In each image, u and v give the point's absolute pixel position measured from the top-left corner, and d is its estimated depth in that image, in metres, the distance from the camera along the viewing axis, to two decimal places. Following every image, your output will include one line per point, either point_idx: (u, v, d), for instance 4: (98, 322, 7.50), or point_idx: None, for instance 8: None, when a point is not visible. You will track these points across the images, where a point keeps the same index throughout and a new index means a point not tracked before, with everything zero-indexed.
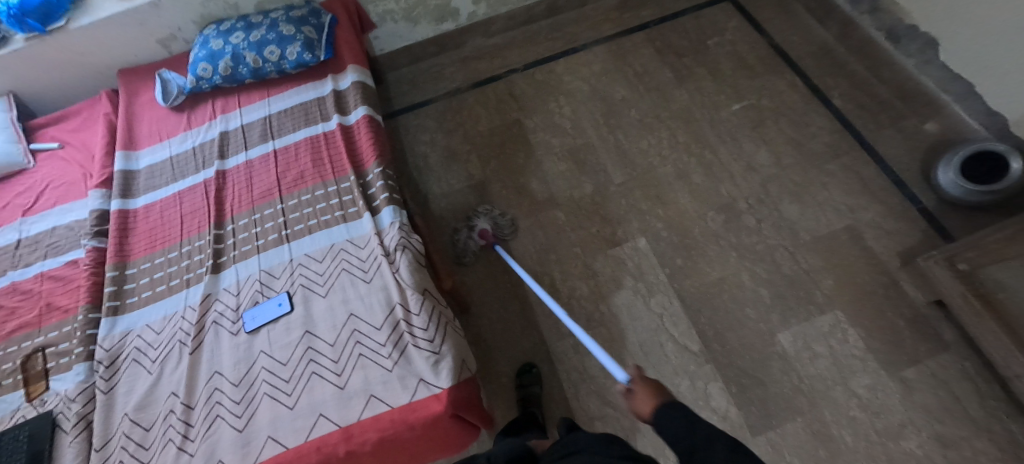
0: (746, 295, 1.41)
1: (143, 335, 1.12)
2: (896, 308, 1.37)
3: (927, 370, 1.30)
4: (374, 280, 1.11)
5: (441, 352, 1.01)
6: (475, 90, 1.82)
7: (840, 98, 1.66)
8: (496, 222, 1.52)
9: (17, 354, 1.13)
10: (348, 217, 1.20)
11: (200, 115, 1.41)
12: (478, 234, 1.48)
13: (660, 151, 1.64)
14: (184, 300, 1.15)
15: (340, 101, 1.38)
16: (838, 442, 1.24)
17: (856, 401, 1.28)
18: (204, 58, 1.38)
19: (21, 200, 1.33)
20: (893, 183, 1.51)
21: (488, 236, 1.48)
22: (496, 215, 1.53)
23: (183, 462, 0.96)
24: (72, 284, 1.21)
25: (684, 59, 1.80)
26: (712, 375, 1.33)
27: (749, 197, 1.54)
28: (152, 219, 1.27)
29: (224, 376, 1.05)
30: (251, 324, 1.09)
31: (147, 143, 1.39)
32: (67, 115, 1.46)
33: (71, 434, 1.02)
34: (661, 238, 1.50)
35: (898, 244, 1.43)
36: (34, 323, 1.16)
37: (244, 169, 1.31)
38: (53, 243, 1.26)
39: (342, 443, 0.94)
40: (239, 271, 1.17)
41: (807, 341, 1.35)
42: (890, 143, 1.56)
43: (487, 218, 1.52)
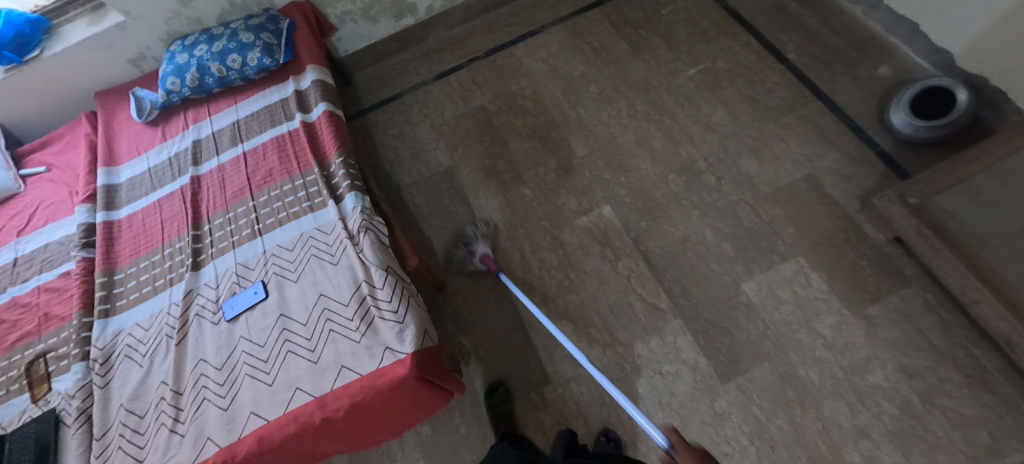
0: (710, 251, 1.45)
1: (133, 333, 1.20)
2: (858, 249, 1.40)
3: (890, 306, 1.32)
4: (341, 262, 1.18)
5: (405, 321, 1.08)
6: (439, 81, 1.87)
7: (794, 52, 1.67)
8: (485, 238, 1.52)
9: (21, 362, 1.21)
10: (315, 207, 1.27)
11: (174, 127, 1.49)
12: (479, 258, 1.46)
13: (620, 121, 1.68)
14: (168, 298, 1.23)
15: (302, 101, 1.45)
16: (804, 381, 1.28)
17: (822, 342, 1.32)
18: (172, 73, 1.46)
19: (16, 222, 1.42)
20: (849, 129, 1.52)
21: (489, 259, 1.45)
22: (483, 231, 1.53)
23: (176, 442, 1.05)
24: (65, 294, 1.29)
25: (639, 31, 1.83)
26: (680, 329, 1.38)
27: (708, 156, 1.58)
28: (135, 227, 1.35)
29: (208, 362, 1.13)
30: (231, 313, 1.17)
31: (126, 157, 1.47)
32: (51, 140, 1.55)
33: (73, 427, 1.10)
34: (625, 205, 1.55)
35: (857, 187, 1.45)
36: (34, 332, 1.25)
37: (217, 173, 1.38)
38: (47, 258, 1.35)
39: (318, 411, 1.01)
40: (217, 266, 1.24)
41: (771, 289, 1.39)
42: (846, 90, 1.57)
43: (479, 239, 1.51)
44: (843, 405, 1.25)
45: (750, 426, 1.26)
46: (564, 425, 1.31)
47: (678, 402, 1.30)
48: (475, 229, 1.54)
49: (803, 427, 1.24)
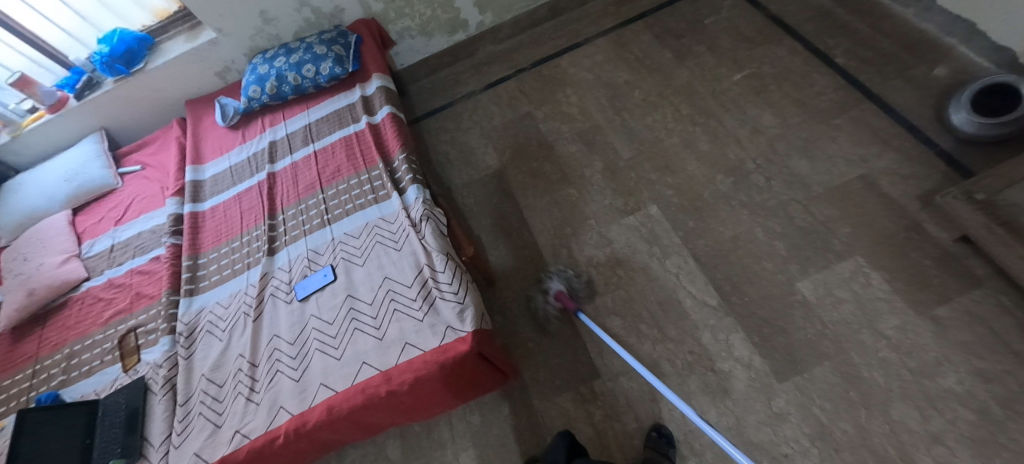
0: (760, 249, 1.44)
1: (214, 310, 1.32)
2: (920, 247, 1.34)
3: (960, 307, 1.25)
4: (404, 247, 1.26)
5: (465, 302, 1.12)
6: (489, 91, 1.98)
7: (843, 56, 1.67)
8: (570, 282, 1.46)
9: (114, 335, 1.34)
10: (379, 199, 1.37)
11: (252, 130, 1.65)
12: (554, 297, 1.43)
13: (665, 126, 1.72)
14: (246, 280, 1.35)
15: (367, 105, 1.57)
16: (869, 383, 1.22)
17: (886, 343, 1.25)
18: (253, 82, 1.62)
19: (114, 213, 1.61)
20: (905, 128, 1.49)
21: (564, 297, 1.41)
22: (570, 276, 1.47)
23: (251, 409, 1.12)
24: (154, 276, 1.43)
25: (683, 40, 1.88)
26: (732, 326, 1.36)
27: (757, 157, 1.58)
28: (218, 217, 1.50)
29: (281, 338, 1.22)
30: (302, 293, 1.26)
31: (210, 157, 1.64)
32: (146, 143, 1.77)
33: (159, 393, 1.20)
34: (672, 204, 1.57)
35: (917, 187, 1.41)
36: (127, 309, 1.38)
37: (291, 169, 1.52)
38: (140, 244, 1.51)
39: (384, 384, 1.06)
40: (290, 252, 1.36)
41: (829, 288, 1.35)
42: (900, 91, 1.55)
43: (558, 279, 1.47)
44: (913, 408, 1.17)
45: (810, 427, 1.20)
46: (613, 419, 1.31)
47: (731, 400, 1.27)
48: (560, 268, 1.50)
49: (869, 429, 1.17)
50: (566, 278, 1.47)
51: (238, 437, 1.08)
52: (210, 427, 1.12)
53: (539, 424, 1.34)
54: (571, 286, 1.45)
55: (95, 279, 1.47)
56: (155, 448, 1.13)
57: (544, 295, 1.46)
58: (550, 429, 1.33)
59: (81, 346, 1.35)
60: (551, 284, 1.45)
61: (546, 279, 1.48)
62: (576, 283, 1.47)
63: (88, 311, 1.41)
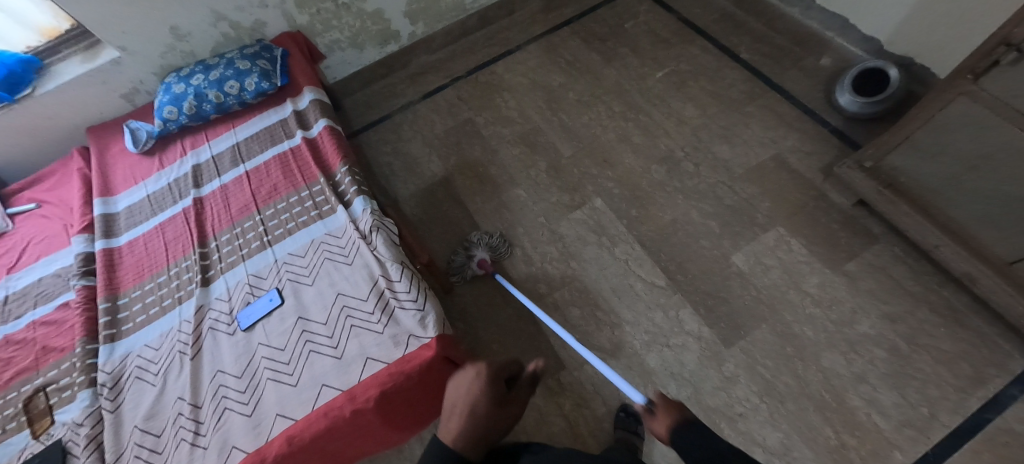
0: (697, 229, 1.56)
1: (143, 354, 1.19)
2: (828, 214, 1.52)
3: (865, 262, 1.43)
4: (355, 261, 1.22)
5: (426, 308, 1.11)
6: (426, 101, 1.99)
7: (747, 52, 1.86)
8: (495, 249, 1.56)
9: (18, 399, 1.16)
10: (323, 214, 1.32)
11: (171, 154, 1.54)
12: (476, 263, 1.54)
13: (600, 123, 1.81)
14: (178, 316, 1.23)
15: (301, 119, 1.52)
16: (801, 338, 1.35)
17: (810, 300, 1.40)
18: (168, 102, 1.51)
19: (5, 260, 1.41)
20: (804, 112, 1.69)
21: (486, 266, 1.54)
22: (497, 244, 1.56)
23: (198, 455, 1.02)
24: (65, 326, 1.26)
25: (607, 43, 2.01)
26: (681, 303, 1.45)
27: (684, 146, 1.71)
28: (137, 252, 1.37)
29: (227, 372, 1.12)
30: (247, 322, 1.18)
31: (122, 187, 1.50)
32: (40, 178, 1.58)
33: (82, 455, 1.06)
34: (615, 196, 1.65)
35: (819, 161, 1.60)
36: (31, 367, 1.21)
37: (220, 192, 1.42)
38: (42, 291, 1.33)
39: (347, 404, 1.01)
40: (228, 280, 1.26)
41: (759, 258, 1.48)
42: (796, 80, 1.75)
43: (483, 246, 1.56)
44: (839, 355, 1.32)
45: (758, 385, 1.31)
46: (582, 406, 1.34)
47: (687, 371, 1.35)
48: (483, 234, 1.58)
49: (806, 379, 1.30)
50: (491, 246, 1.56)
51: None
52: None
53: None
54: (495, 253, 1.55)
55: None
56: None
57: (466, 255, 1.55)
58: (524, 426, 1.34)
59: None
60: (476, 250, 1.54)
61: (471, 244, 1.57)
62: (500, 248, 1.56)
63: None
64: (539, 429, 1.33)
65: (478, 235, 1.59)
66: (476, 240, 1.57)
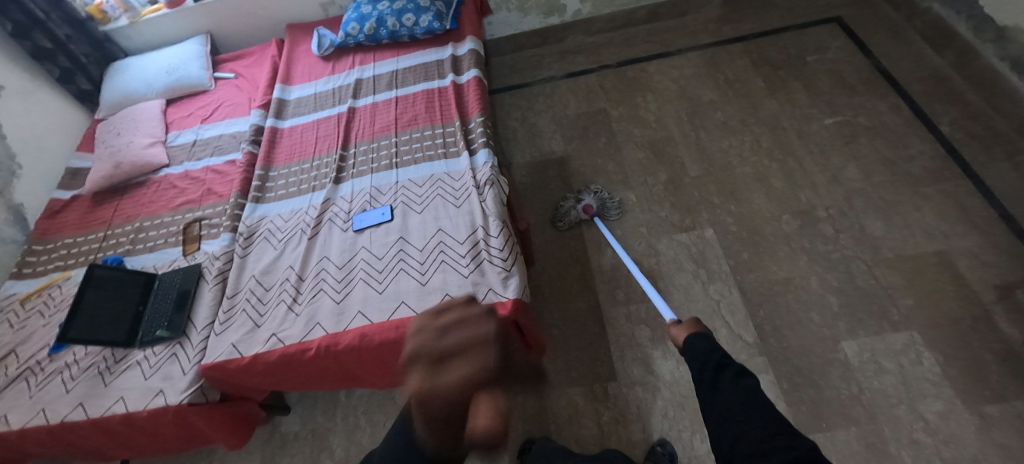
0: (811, 299, 1.40)
1: (274, 221, 1.39)
2: (984, 340, 1.27)
3: (1012, 410, 1.18)
4: (463, 205, 1.29)
5: (511, 271, 1.15)
6: (570, 80, 2.01)
7: (947, 126, 1.59)
8: (603, 202, 1.62)
9: (181, 222, 1.43)
10: (449, 155, 1.41)
11: (343, 65, 1.74)
12: (582, 207, 1.60)
13: (741, 153, 1.69)
14: (309, 201, 1.41)
15: (456, 64, 1.62)
16: (894, 460, 1.17)
17: (922, 425, 1.20)
18: (354, 19, 1.70)
19: (202, 113, 1.71)
20: (999, 215, 1.41)
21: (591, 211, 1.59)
22: (605, 197, 1.62)
23: (290, 318, 1.18)
24: (227, 178, 1.52)
25: (778, 72, 1.84)
26: (763, 367, 1.33)
27: (830, 207, 1.53)
28: (294, 137, 1.58)
29: (330, 261, 1.27)
30: (359, 225, 1.31)
31: (298, 81, 1.74)
32: (244, 55, 1.89)
33: (211, 283, 1.28)
34: (730, 232, 1.54)
35: (996, 277, 1.33)
36: (197, 201, 1.48)
37: (371, 108, 1.58)
38: (220, 146, 1.61)
39: (418, 327, 1.10)
40: (355, 185, 1.41)
41: (874, 355, 1.30)
42: (1001, 175, 1.46)
43: (592, 194, 1.63)
44: None
45: None
46: (621, 424, 1.31)
47: None
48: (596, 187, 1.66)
49: None
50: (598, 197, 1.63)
51: (273, 340, 1.14)
52: (250, 325, 1.19)
53: (546, 409, 1.37)
54: (601, 203, 1.61)
55: (175, 168, 1.58)
56: (198, 331, 1.20)
57: (573, 200, 1.63)
58: (556, 417, 1.35)
59: (150, 224, 1.45)
60: (583, 195, 1.62)
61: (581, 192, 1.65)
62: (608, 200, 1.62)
63: (162, 195, 1.52)
64: (570, 426, 1.33)
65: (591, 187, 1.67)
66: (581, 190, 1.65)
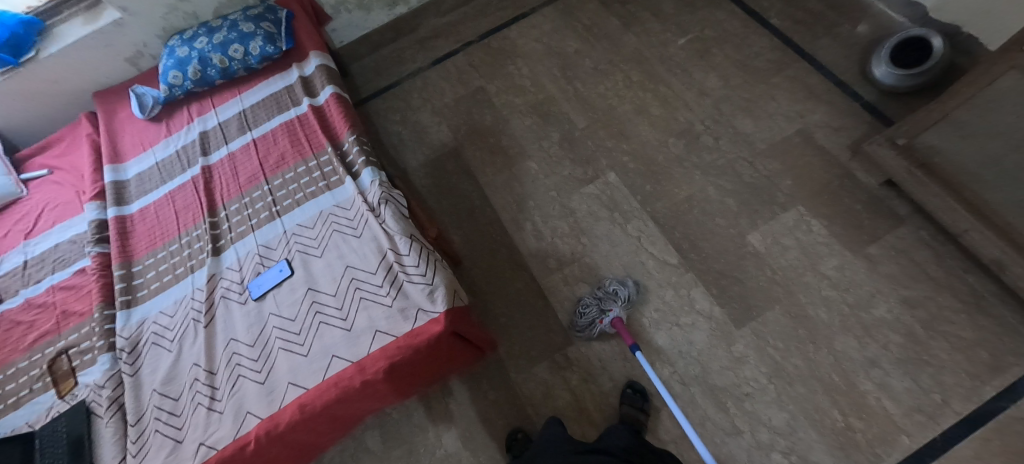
0: (714, 207, 1.51)
1: (158, 320, 1.22)
2: (852, 193, 1.45)
3: (888, 244, 1.37)
4: (364, 233, 1.21)
5: (435, 283, 1.10)
6: (436, 67, 1.93)
7: (777, 17, 1.74)
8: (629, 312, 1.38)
9: (42, 360, 1.20)
10: (331, 185, 1.30)
11: (178, 121, 1.53)
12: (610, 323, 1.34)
13: (617, 94, 1.74)
14: (191, 284, 1.25)
15: (308, 86, 1.49)
16: (815, 320, 1.32)
17: (827, 282, 1.36)
18: (173, 67, 1.49)
19: (22, 226, 1.43)
20: (835, 84, 1.59)
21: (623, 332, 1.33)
22: (624, 292, 1.39)
23: (214, 419, 1.06)
24: (82, 291, 1.29)
25: (627, 7, 1.91)
26: (693, 282, 1.42)
27: (705, 119, 1.64)
28: (149, 220, 1.38)
29: (239, 341, 1.15)
30: (258, 291, 1.19)
31: (131, 154, 1.50)
32: (51, 144, 1.59)
33: (106, 416, 1.11)
34: (629, 171, 1.60)
35: (847, 137, 1.51)
36: (53, 329, 1.25)
37: (228, 161, 1.41)
38: (59, 257, 1.36)
39: (357, 375, 1.03)
40: (239, 249, 1.27)
41: (776, 238, 1.43)
42: (828, 49, 1.64)
43: (617, 299, 1.38)
44: (853, 339, 1.29)
45: (767, 366, 1.29)
46: (589, 383, 1.35)
47: (696, 351, 1.34)
48: (615, 283, 1.40)
49: (818, 362, 1.28)
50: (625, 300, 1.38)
51: (202, 450, 1.02)
52: (170, 443, 1.05)
53: (518, 395, 1.36)
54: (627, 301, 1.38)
55: (10, 301, 1.32)
56: None
57: (597, 314, 1.36)
58: (530, 400, 1.35)
59: (3, 376, 1.20)
60: (610, 307, 1.36)
61: (602, 298, 1.38)
62: (630, 296, 1.40)
63: (6, 337, 1.26)
64: (546, 402, 1.34)
65: (608, 283, 1.41)
66: (602, 297, 1.39)
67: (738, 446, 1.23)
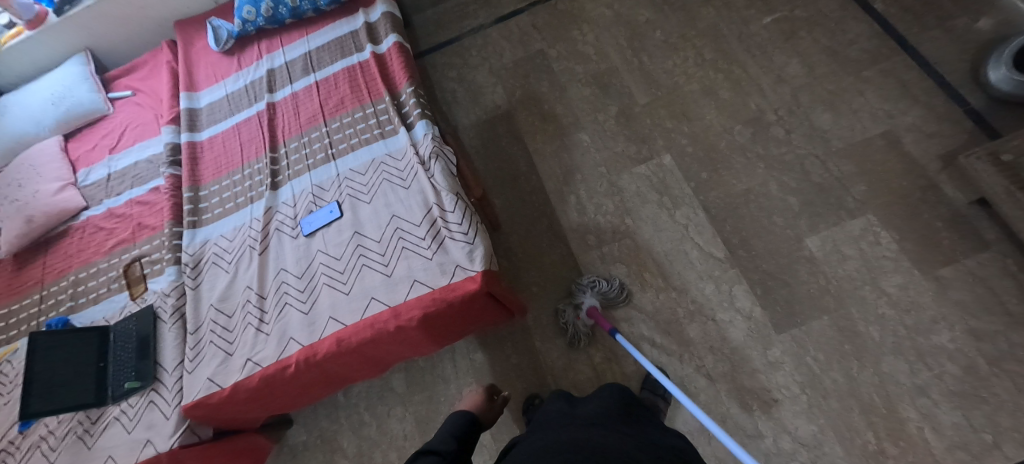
0: (773, 204, 1.42)
1: (219, 243, 1.32)
2: (933, 209, 1.32)
3: (964, 268, 1.25)
4: (412, 185, 1.23)
5: (475, 243, 1.11)
6: (498, 25, 1.89)
7: (882, 2, 1.56)
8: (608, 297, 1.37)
9: (119, 265, 1.34)
10: (385, 134, 1.33)
11: (249, 56, 1.59)
12: (586, 312, 1.34)
13: (685, 71, 1.64)
14: (250, 214, 1.33)
15: (372, 33, 1.49)
16: (864, 337, 1.25)
17: (885, 299, 1.27)
18: (248, 2, 1.53)
19: (108, 141, 1.56)
20: (937, 84, 1.43)
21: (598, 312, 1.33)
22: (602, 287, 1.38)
23: (261, 339, 1.15)
24: (156, 207, 1.41)
25: None
26: (736, 279, 1.36)
27: (779, 108, 1.52)
28: (216, 148, 1.47)
29: (288, 271, 1.23)
30: (309, 228, 1.25)
31: (205, 84, 1.58)
32: (135, 67, 1.71)
33: (169, 322, 1.24)
34: (687, 154, 1.53)
35: (939, 146, 1.36)
36: (129, 239, 1.38)
37: (292, 100, 1.46)
38: (138, 175, 1.48)
39: (392, 319, 1.08)
40: (295, 187, 1.33)
41: (836, 245, 1.34)
42: (936, 43, 1.47)
43: (592, 291, 1.37)
44: (904, 363, 1.21)
45: (802, 375, 1.24)
46: (613, 362, 1.35)
47: (729, 348, 1.30)
48: (591, 278, 1.40)
49: (858, 380, 1.21)
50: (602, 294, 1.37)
51: (249, 365, 1.12)
52: (221, 355, 1.16)
53: (541, 363, 1.39)
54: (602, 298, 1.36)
55: (94, 209, 1.46)
56: (169, 373, 1.18)
57: (574, 310, 1.37)
58: (552, 370, 1.37)
59: (86, 274, 1.35)
60: (583, 300, 1.36)
61: (577, 293, 1.39)
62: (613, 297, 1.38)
63: (91, 240, 1.40)
64: (567, 374, 1.36)
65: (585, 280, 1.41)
66: (577, 292, 1.39)
67: (757, 449, 1.20)
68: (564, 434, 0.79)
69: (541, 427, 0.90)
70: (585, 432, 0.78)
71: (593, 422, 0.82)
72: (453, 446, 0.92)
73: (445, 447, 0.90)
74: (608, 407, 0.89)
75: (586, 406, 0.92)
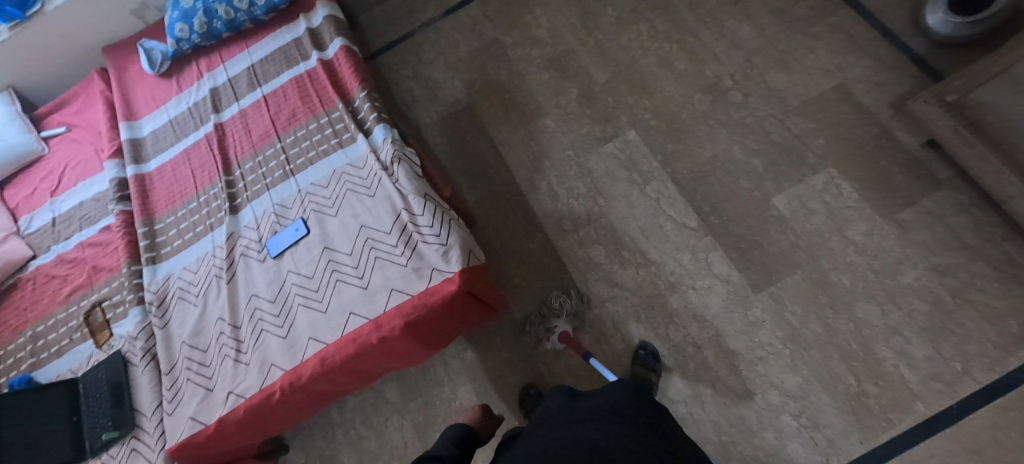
0: (739, 168, 1.44)
1: (183, 276, 1.26)
2: (889, 155, 1.36)
3: (922, 210, 1.30)
4: (377, 193, 1.20)
5: (449, 243, 1.09)
6: (449, 17, 1.85)
7: None
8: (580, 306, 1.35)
9: (78, 313, 1.27)
10: (344, 143, 1.29)
11: (188, 76, 1.51)
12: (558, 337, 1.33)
13: (641, 45, 1.64)
14: (212, 242, 1.28)
15: (316, 39, 1.43)
16: (837, 286, 1.29)
17: (853, 248, 1.31)
18: (178, 19, 1.44)
19: (47, 183, 1.47)
20: (881, 33, 1.46)
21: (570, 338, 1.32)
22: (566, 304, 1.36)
23: (241, 369, 1.12)
24: (110, 247, 1.34)
25: None
26: (712, 246, 1.39)
27: (735, 73, 1.54)
28: (167, 178, 1.40)
29: (261, 297, 1.19)
30: (276, 249, 1.21)
31: (145, 111, 1.50)
32: (66, 101, 1.61)
33: (141, 365, 1.18)
34: (651, 128, 1.53)
35: (888, 94, 1.41)
36: (86, 284, 1.31)
37: (240, 118, 1.40)
38: (85, 215, 1.40)
39: (375, 331, 1.05)
40: (255, 208, 1.28)
41: (802, 201, 1.38)
42: None
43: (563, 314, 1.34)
44: (875, 306, 1.25)
45: (783, 331, 1.28)
46: (602, 343, 1.36)
47: (711, 314, 1.33)
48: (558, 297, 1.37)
49: (836, 328, 1.26)
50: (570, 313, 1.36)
51: (232, 398, 1.08)
52: (202, 391, 1.12)
53: (532, 353, 1.39)
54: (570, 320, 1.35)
55: (42, 257, 1.38)
56: (148, 417, 1.13)
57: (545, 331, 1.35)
58: (543, 358, 1.38)
59: (44, 327, 1.28)
60: (557, 322, 1.34)
61: (546, 314, 1.36)
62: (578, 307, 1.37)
63: (44, 290, 1.33)
64: (559, 361, 1.37)
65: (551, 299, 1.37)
66: (544, 314, 1.36)
67: (748, 408, 1.23)
68: (570, 430, 0.78)
69: (546, 424, 0.86)
70: (592, 426, 0.77)
71: (598, 416, 0.81)
72: (453, 450, 0.92)
73: (447, 452, 0.91)
74: (612, 397, 0.86)
75: (597, 398, 0.88)
